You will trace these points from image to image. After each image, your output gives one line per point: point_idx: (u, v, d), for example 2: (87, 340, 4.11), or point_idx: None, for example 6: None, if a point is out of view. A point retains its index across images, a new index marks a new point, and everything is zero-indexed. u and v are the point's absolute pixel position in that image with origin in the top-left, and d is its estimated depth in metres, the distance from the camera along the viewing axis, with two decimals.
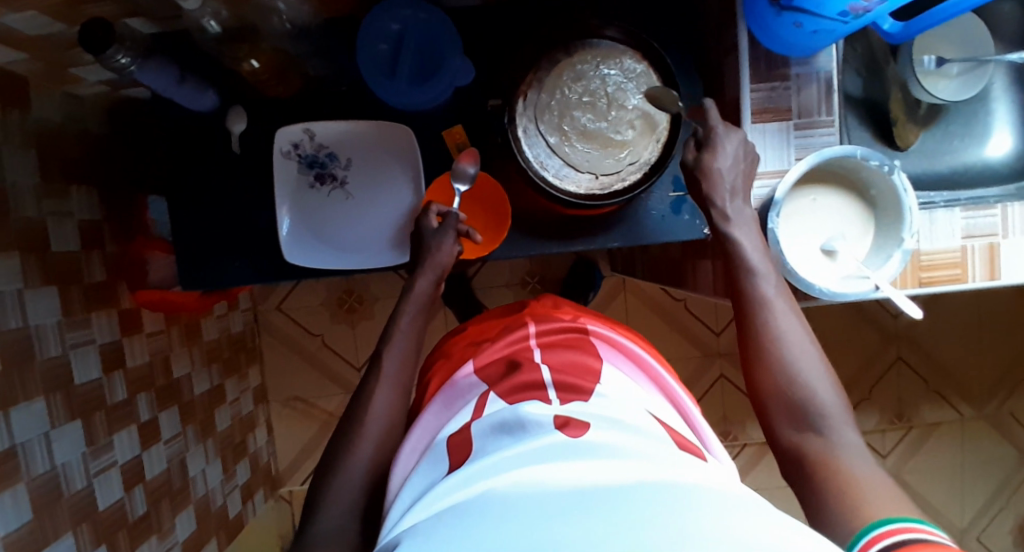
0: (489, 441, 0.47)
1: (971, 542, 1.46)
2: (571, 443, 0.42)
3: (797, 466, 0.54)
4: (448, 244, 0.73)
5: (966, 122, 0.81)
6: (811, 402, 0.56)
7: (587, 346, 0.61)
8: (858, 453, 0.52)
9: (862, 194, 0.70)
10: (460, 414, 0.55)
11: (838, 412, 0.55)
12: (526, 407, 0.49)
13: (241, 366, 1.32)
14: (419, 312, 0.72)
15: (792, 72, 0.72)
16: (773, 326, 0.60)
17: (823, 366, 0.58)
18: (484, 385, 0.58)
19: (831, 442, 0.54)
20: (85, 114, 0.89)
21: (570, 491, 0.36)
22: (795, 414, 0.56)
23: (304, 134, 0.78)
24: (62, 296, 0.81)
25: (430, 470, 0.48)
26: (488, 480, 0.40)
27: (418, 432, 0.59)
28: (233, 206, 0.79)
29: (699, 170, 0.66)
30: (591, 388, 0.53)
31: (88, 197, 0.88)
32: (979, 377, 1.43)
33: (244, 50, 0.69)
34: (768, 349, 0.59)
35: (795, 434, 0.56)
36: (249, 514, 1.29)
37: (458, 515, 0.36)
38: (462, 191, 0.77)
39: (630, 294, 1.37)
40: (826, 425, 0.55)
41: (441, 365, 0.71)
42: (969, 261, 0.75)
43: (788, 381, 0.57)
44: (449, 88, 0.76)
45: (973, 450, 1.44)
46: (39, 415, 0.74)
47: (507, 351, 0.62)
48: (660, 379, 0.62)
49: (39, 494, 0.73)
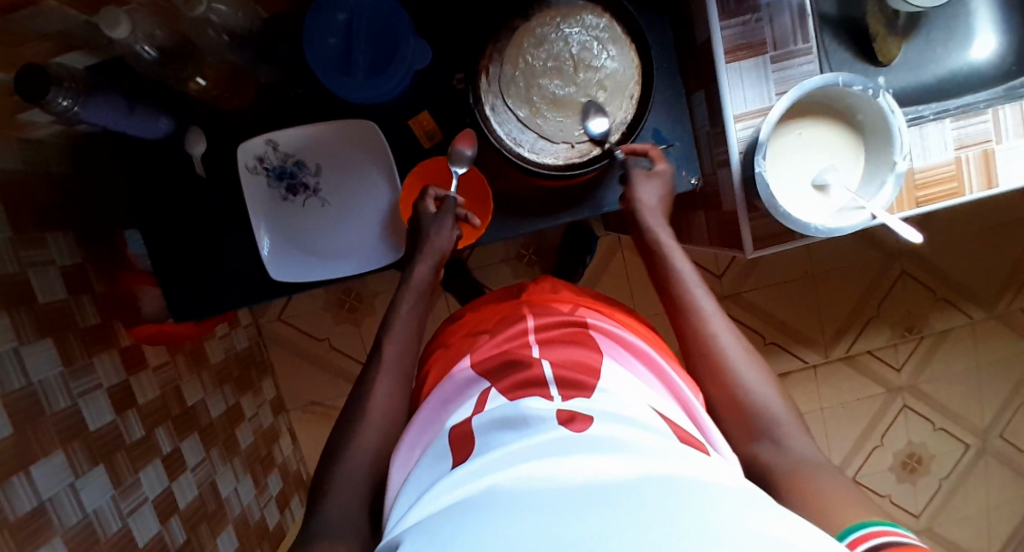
0: (492, 436, 0.47)
1: (994, 441, 1.47)
2: (574, 439, 0.42)
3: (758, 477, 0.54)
4: (448, 229, 0.72)
5: (947, 27, 0.77)
6: (759, 411, 0.57)
7: (588, 340, 0.60)
8: (811, 458, 0.53)
9: (851, 122, 0.68)
10: (463, 407, 0.55)
11: (787, 421, 0.56)
12: (527, 402, 0.49)
13: (254, 381, 1.32)
14: (419, 301, 0.72)
15: (761, 2, 0.68)
16: (713, 337, 0.62)
17: (765, 375, 0.60)
18: (485, 380, 0.57)
19: (785, 450, 0.54)
20: (46, 157, 0.86)
21: (574, 485, 0.35)
22: (747, 423, 0.57)
23: (267, 146, 0.74)
24: (59, 346, 0.80)
25: (433, 466, 0.48)
26: (490, 476, 0.39)
27: (418, 428, 0.58)
28: (210, 231, 0.77)
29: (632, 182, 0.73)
30: (593, 384, 0.52)
31: (64, 241, 0.86)
32: (985, 279, 1.42)
33: (189, 69, 0.68)
34: (712, 360, 0.61)
35: (752, 446, 0.56)
36: (288, 521, 1.32)
37: (459, 513, 0.36)
38: (459, 174, 0.74)
39: (628, 250, 1.36)
40: (778, 433, 0.55)
41: (440, 355, 0.70)
42: (964, 173, 0.75)
43: (738, 389, 0.59)
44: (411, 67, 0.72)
45: (986, 351, 1.45)
46: (60, 467, 0.74)
47: (506, 346, 0.61)
48: (661, 371, 0.61)
49: (76, 543, 0.73)
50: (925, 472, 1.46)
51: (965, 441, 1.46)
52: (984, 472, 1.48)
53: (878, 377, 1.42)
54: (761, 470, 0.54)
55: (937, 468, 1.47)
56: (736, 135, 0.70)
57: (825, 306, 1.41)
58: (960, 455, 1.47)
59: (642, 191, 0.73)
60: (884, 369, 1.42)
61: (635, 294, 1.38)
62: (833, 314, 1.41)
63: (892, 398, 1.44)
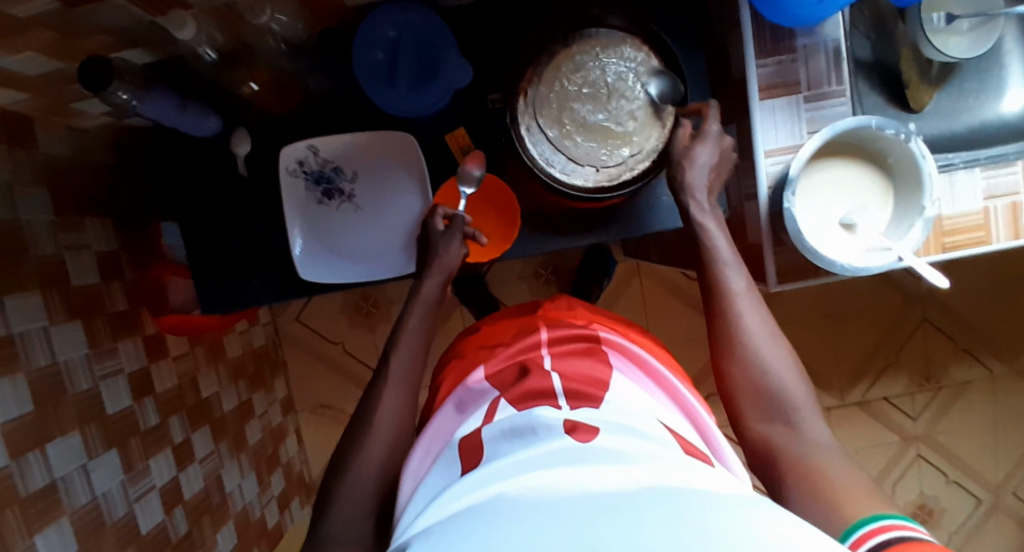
0: (501, 445, 0.47)
1: (1008, 499, 1.44)
2: (581, 449, 0.42)
3: (769, 456, 0.57)
4: (456, 247, 0.73)
5: (981, 79, 0.78)
6: (780, 394, 0.59)
7: (600, 354, 0.61)
8: (825, 444, 0.56)
9: (881, 164, 0.69)
10: (473, 417, 0.55)
11: (805, 405, 0.59)
12: (540, 411, 0.49)
13: (267, 380, 1.33)
14: (426, 314, 0.72)
15: (797, 43, 0.70)
16: (741, 316, 0.64)
17: (791, 359, 0.62)
18: (495, 391, 0.58)
19: (799, 434, 0.57)
20: (91, 146, 0.89)
21: (582, 493, 0.36)
22: (765, 406, 0.60)
23: (308, 151, 0.77)
24: (87, 329, 0.82)
25: (444, 473, 0.48)
26: (499, 483, 0.40)
27: (431, 434, 0.59)
28: (242, 227, 0.79)
29: (683, 156, 0.69)
30: (599, 395, 0.53)
31: (102, 227, 0.89)
32: (1006, 332, 1.40)
33: (241, 73, 0.73)
34: (737, 338, 0.63)
35: (766, 426, 0.59)
36: (287, 522, 1.31)
37: (469, 517, 0.37)
38: (469, 194, 0.76)
39: (645, 275, 1.37)
40: (795, 415, 0.58)
41: (455, 365, 0.71)
42: (992, 223, 0.74)
43: (761, 371, 0.61)
44: (427, 111, 0.77)
45: (1004, 406, 1.42)
46: (75, 447, 0.75)
47: (519, 358, 0.62)
48: (672, 389, 0.61)
49: (84, 524, 0.74)
50: (936, 526, 1.43)
51: (978, 496, 1.43)
52: (996, 530, 1.44)
53: (891, 424, 1.40)
54: (772, 450, 0.57)
55: (948, 521, 1.43)
56: (765, 169, 0.71)
57: (842, 348, 1.40)
58: (972, 509, 1.43)
59: (695, 164, 0.69)
60: (898, 415, 1.40)
61: (649, 320, 1.38)
62: (849, 357, 1.40)
63: (907, 446, 1.41)
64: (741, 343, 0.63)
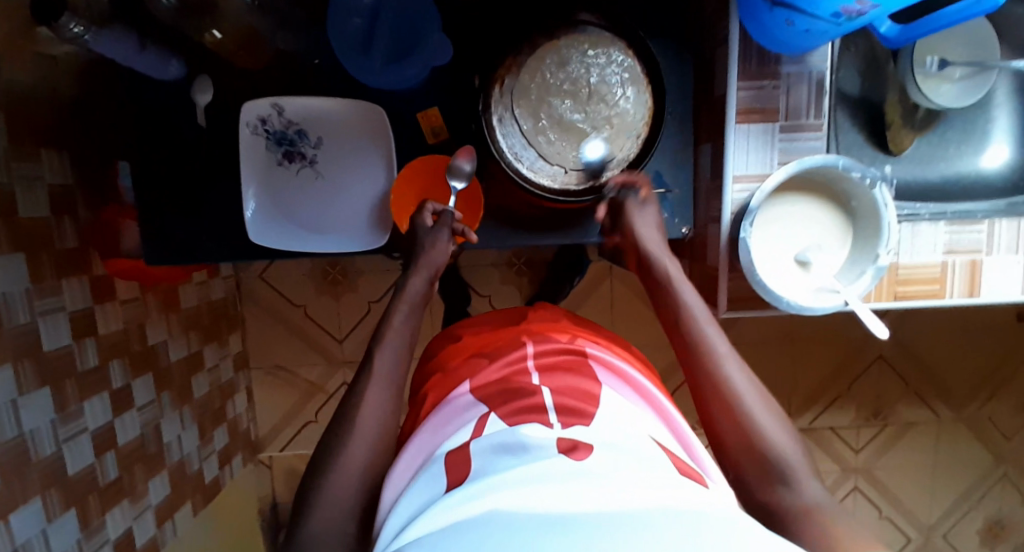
0: (490, 460, 0.46)
1: (936, 539, 1.48)
2: (573, 466, 0.43)
3: (776, 521, 0.52)
4: (443, 241, 0.73)
5: (964, 129, 0.78)
6: (775, 455, 0.55)
7: (585, 369, 0.59)
8: (829, 504, 0.51)
9: (843, 206, 0.69)
10: (461, 430, 0.53)
11: (803, 465, 0.54)
12: (526, 428, 0.49)
13: (222, 333, 1.31)
14: (411, 312, 0.69)
15: (783, 70, 0.68)
16: (724, 374, 0.60)
17: (781, 416, 0.58)
18: (483, 405, 0.55)
19: (799, 492, 0.53)
20: (54, 76, 0.85)
21: (593, 510, 0.38)
22: (763, 469, 0.55)
23: (272, 110, 0.75)
24: (30, 263, 0.79)
25: (426, 488, 0.47)
26: (496, 496, 0.40)
27: (414, 448, 0.55)
28: (198, 180, 0.76)
29: (634, 223, 0.74)
30: (592, 411, 0.52)
31: (58, 160, 0.86)
32: (960, 378, 1.43)
33: (203, 22, 0.68)
34: (722, 396, 0.59)
35: (770, 489, 0.54)
36: (226, 478, 1.31)
37: (463, 535, 0.37)
38: (458, 189, 0.76)
39: (616, 279, 1.36)
40: (791, 474, 0.54)
41: (438, 380, 0.67)
42: (948, 277, 0.74)
43: (751, 431, 0.57)
44: (387, 86, 0.75)
45: (946, 450, 1.45)
46: (4, 381, 0.73)
47: (506, 371, 0.60)
48: (667, 414, 0.59)
49: (7, 459, 0.73)
50: None
51: (907, 533, 1.47)
52: None
53: (834, 453, 1.43)
54: (778, 516, 0.53)
55: None
56: (732, 195, 0.70)
57: (798, 374, 1.41)
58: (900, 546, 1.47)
59: (641, 226, 0.73)
60: (842, 446, 1.43)
61: (614, 324, 1.38)
62: (802, 386, 1.41)
63: (845, 477, 1.44)
64: (726, 403, 0.59)
